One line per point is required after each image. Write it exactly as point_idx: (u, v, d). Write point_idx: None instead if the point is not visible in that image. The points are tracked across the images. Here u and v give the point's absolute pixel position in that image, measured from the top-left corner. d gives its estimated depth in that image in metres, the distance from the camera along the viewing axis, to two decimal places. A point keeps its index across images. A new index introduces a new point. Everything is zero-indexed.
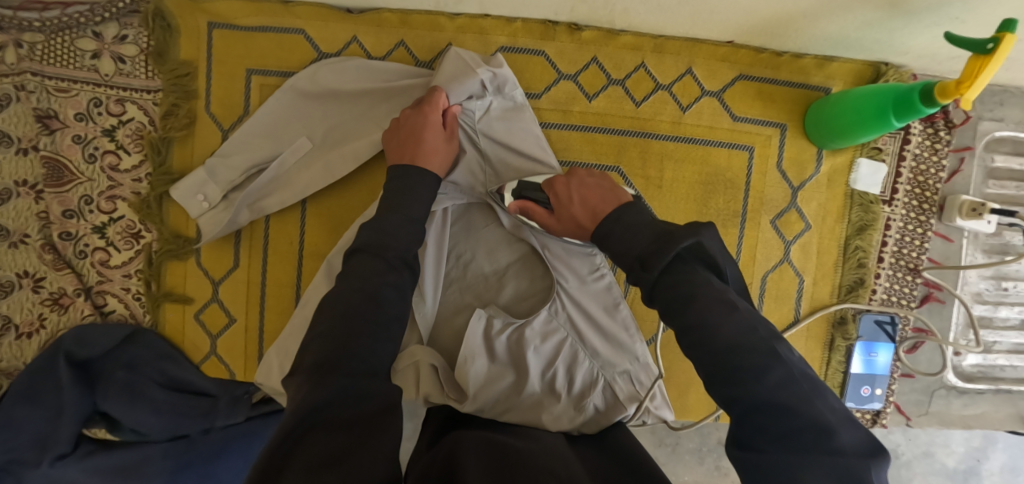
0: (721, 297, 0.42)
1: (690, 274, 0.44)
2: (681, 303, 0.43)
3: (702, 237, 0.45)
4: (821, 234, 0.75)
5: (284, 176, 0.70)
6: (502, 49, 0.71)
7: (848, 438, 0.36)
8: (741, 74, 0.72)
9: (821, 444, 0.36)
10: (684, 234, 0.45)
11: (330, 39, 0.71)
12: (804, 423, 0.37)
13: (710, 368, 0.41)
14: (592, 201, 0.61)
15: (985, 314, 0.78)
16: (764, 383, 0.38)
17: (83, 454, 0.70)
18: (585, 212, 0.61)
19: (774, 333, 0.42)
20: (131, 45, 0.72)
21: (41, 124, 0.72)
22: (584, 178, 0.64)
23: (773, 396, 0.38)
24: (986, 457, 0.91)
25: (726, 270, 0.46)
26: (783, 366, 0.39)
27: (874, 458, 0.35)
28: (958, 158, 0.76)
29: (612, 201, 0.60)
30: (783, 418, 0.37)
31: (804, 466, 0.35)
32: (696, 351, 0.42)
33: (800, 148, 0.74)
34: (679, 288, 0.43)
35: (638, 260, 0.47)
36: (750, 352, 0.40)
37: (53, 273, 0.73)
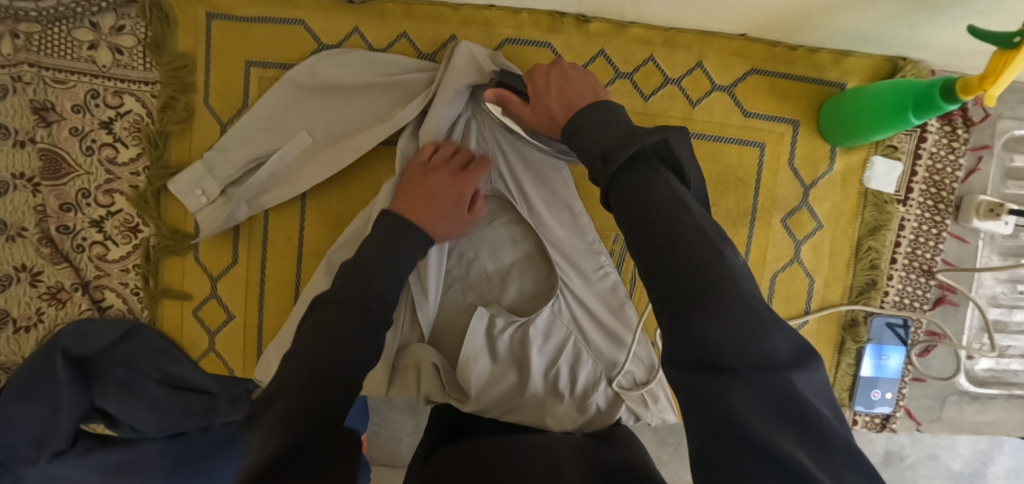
0: (672, 196, 0.38)
1: (646, 177, 0.39)
2: (636, 208, 0.38)
3: (668, 136, 0.41)
4: (833, 234, 0.73)
5: (283, 171, 0.69)
6: (507, 42, 0.69)
7: (790, 345, 0.32)
8: (753, 69, 0.69)
9: (763, 350, 0.31)
10: (649, 132, 0.41)
11: (331, 31, 0.69)
12: (749, 329, 0.31)
13: (654, 269, 0.36)
14: (568, 92, 0.55)
15: (1000, 318, 0.76)
16: (705, 286, 0.33)
17: (82, 451, 0.69)
18: (558, 104, 0.55)
19: (720, 236, 0.37)
20: (128, 36, 0.70)
21: (38, 116, 0.71)
22: (568, 69, 0.58)
23: (718, 297, 0.32)
24: (992, 460, 0.90)
25: (691, 176, 0.42)
26: (725, 268, 0.34)
27: (812, 368, 0.32)
28: (976, 158, 0.73)
29: (590, 95, 0.53)
30: (726, 319, 0.31)
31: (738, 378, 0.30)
32: (642, 251, 0.37)
33: (813, 146, 0.72)
34: (632, 192, 0.39)
35: (600, 156, 0.42)
36: (695, 255, 0.34)
37: (51, 267, 0.73)
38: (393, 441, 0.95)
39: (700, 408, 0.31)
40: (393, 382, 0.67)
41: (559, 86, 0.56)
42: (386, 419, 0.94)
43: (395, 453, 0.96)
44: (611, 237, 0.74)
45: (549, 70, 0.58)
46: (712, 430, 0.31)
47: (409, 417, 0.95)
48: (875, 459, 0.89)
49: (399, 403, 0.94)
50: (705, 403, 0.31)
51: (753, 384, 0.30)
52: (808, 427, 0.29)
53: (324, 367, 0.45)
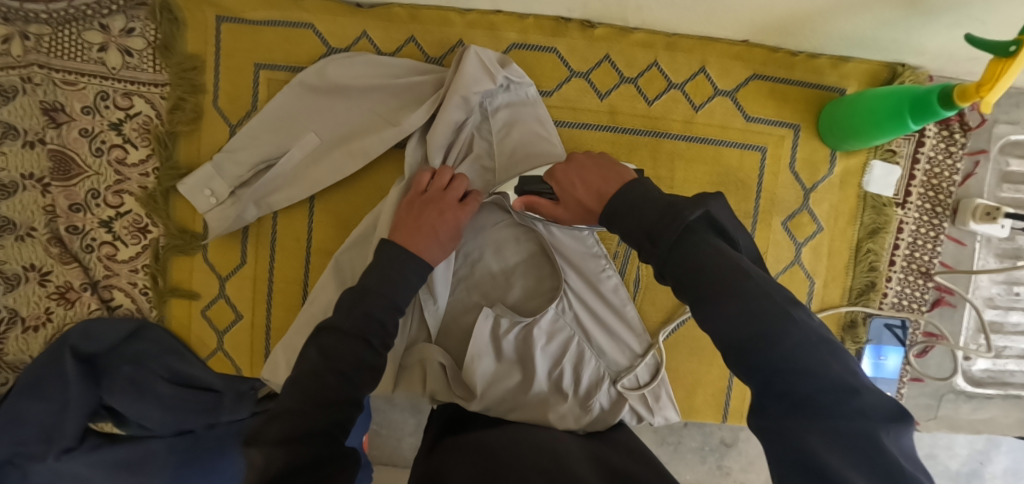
0: (727, 260, 0.37)
1: (696, 244, 0.38)
2: (686, 275, 0.37)
3: (710, 207, 0.40)
4: (832, 235, 0.75)
5: (291, 172, 0.70)
6: (513, 46, 0.70)
7: (871, 403, 0.31)
8: (755, 74, 0.71)
9: (840, 407, 0.30)
10: (691, 204, 0.39)
11: (339, 34, 0.70)
12: (824, 381, 0.31)
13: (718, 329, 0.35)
14: (593, 181, 0.52)
15: (996, 319, 0.78)
16: (772, 341, 0.33)
17: (90, 448, 0.69)
18: (585, 194, 0.53)
19: (789, 298, 0.36)
20: (138, 38, 0.71)
21: (48, 117, 0.72)
22: (585, 158, 0.56)
23: (790, 357, 0.32)
24: (989, 460, 0.91)
25: (735, 237, 0.41)
26: (797, 326, 0.33)
27: (899, 427, 0.30)
28: (972, 162, 0.75)
29: (615, 177, 0.50)
30: (798, 376, 0.31)
31: (815, 432, 0.30)
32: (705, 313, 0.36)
33: (813, 149, 0.73)
34: (683, 263, 0.37)
35: (645, 236, 0.41)
36: (759, 309, 0.34)
37: (60, 267, 0.73)
38: (394, 440, 0.96)
39: (782, 459, 0.31)
40: (399, 381, 0.69)
41: (582, 178, 0.54)
42: (389, 419, 0.95)
43: (397, 452, 0.97)
44: (614, 239, 0.75)
45: (566, 165, 0.57)
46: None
47: (411, 416, 0.96)
48: None
49: (401, 402, 0.95)
50: (786, 455, 0.31)
51: (831, 438, 0.30)
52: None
53: (334, 367, 0.46)
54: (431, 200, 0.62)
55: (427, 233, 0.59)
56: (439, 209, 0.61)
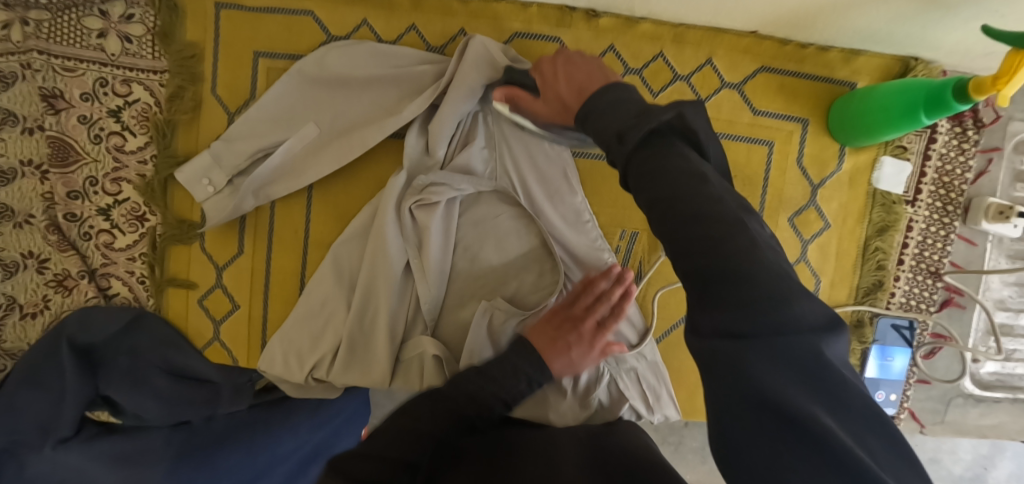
0: (692, 171, 0.36)
1: (667, 152, 0.38)
2: (656, 189, 0.36)
3: (684, 110, 0.39)
4: (840, 234, 0.72)
5: (291, 162, 0.69)
6: (516, 36, 0.69)
7: (812, 315, 0.30)
8: (764, 68, 0.69)
9: (785, 323, 0.29)
10: (664, 108, 0.39)
11: (340, 22, 0.69)
12: (771, 294, 0.30)
13: (676, 241, 0.34)
14: (578, 77, 0.53)
15: (1006, 322, 0.76)
16: (722, 253, 0.31)
17: (87, 437, 0.70)
18: (567, 89, 0.54)
19: (742, 208, 0.35)
20: (137, 25, 0.71)
21: (47, 104, 0.71)
22: (575, 56, 0.57)
23: (740, 274, 0.30)
24: (994, 465, 0.90)
25: (708, 146, 0.40)
26: (746, 235, 0.33)
27: (832, 334, 0.31)
28: (985, 160, 0.73)
29: (599, 79, 0.52)
30: (751, 296, 0.30)
31: (760, 352, 0.29)
32: (668, 229, 0.35)
33: (822, 145, 0.71)
34: (648, 165, 0.38)
35: (615, 135, 0.41)
36: (712, 221, 0.33)
37: (58, 255, 0.73)
38: None
39: (722, 380, 0.30)
40: (395, 373, 0.69)
41: (567, 72, 0.55)
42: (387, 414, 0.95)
43: None
44: (617, 234, 0.72)
45: (556, 59, 0.58)
46: (738, 404, 0.30)
47: None
48: None
49: (400, 397, 0.94)
50: (726, 377, 0.30)
51: (773, 354, 0.29)
52: (826, 391, 0.29)
53: None
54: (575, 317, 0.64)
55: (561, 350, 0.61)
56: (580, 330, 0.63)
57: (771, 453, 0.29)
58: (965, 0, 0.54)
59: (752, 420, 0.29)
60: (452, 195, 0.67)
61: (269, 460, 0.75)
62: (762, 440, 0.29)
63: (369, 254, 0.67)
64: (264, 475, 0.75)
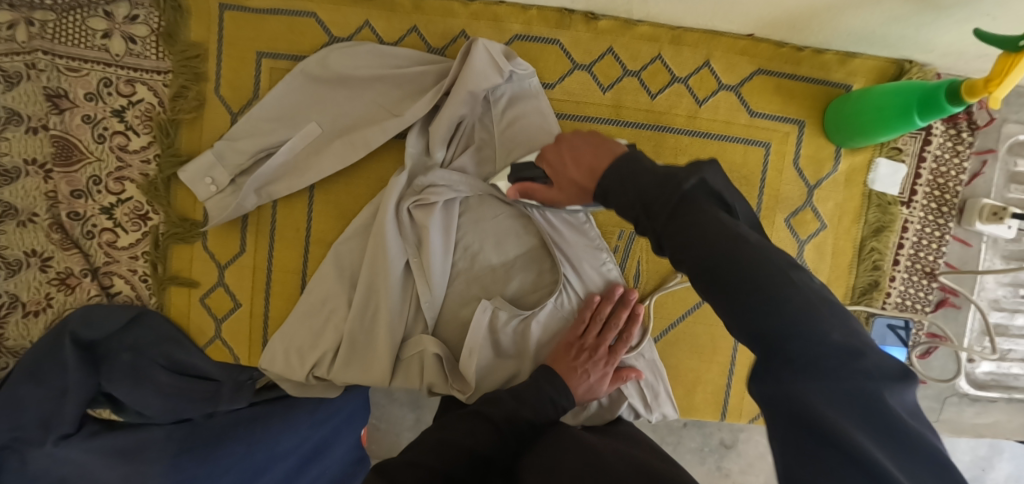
0: (721, 224, 0.35)
1: (695, 212, 0.36)
2: (687, 242, 0.35)
3: (705, 175, 0.39)
4: (836, 234, 0.73)
5: (293, 161, 0.70)
6: (516, 38, 0.69)
7: (879, 364, 0.29)
8: (760, 69, 0.70)
9: (846, 366, 0.29)
10: (686, 173, 0.39)
11: (342, 24, 0.70)
12: (833, 345, 0.29)
13: (719, 288, 0.33)
14: (585, 158, 0.51)
15: (1001, 322, 0.77)
16: (777, 307, 0.30)
17: (87, 434, 0.69)
18: (578, 173, 0.51)
19: (789, 261, 0.33)
20: (142, 26, 0.71)
21: (51, 103, 0.72)
22: (577, 137, 0.54)
23: (791, 318, 0.30)
24: (992, 467, 0.90)
25: (736, 206, 0.38)
26: (799, 288, 0.31)
27: (901, 384, 0.30)
28: (980, 161, 0.74)
29: (607, 152, 0.48)
30: (805, 337, 0.30)
31: (820, 392, 0.28)
32: (707, 279, 0.34)
33: (819, 146, 0.71)
34: (676, 221, 0.37)
35: (642, 208, 0.40)
36: (759, 270, 0.32)
37: (61, 253, 0.74)
38: (393, 435, 0.96)
39: (782, 421, 0.29)
40: (396, 371, 0.70)
41: (574, 156, 0.53)
42: (387, 414, 0.95)
43: (395, 446, 0.97)
44: (614, 234, 0.73)
45: (558, 143, 0.55)
46: (802, 447, 0.28)
47: (410, 412, 0.96)
48: None
49: (400, 397, 0.95)
50: (786, 417, 0.29)
51: (837, 396, 0.28)
52: (896, 442, 0.28)
53: None
54: (587, 345, 0.66)
55: (580, 379, 0.63)
56: (593, 358, 0.65)
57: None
58: (959, 1, 0.55)
59: (818, 466, 0.27)
60: (451, 196, 0.67)
61: (267, 458, 0.73)
62: None
63: (369, 254, 0.68)
64: (262, 473, 0.73)
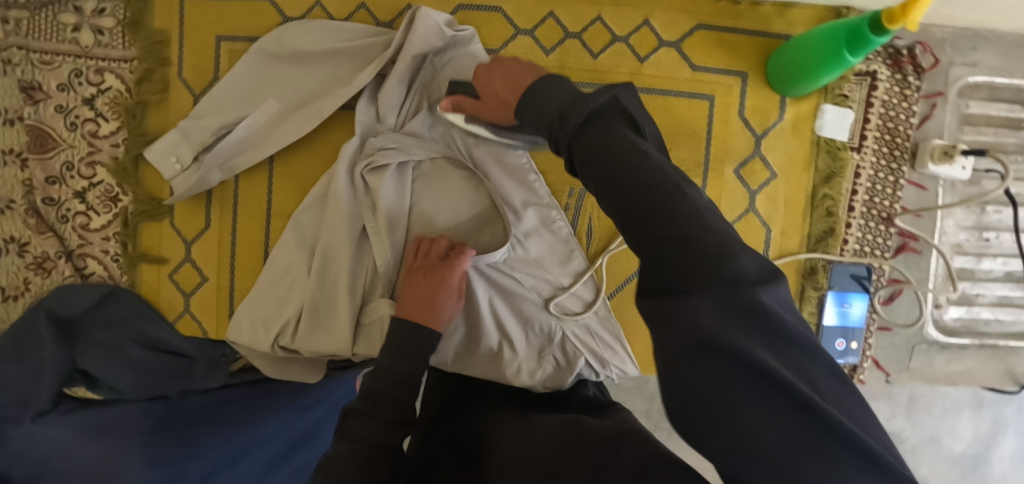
0: (630, 145, 0.37)
1: (603, 126, 0.39)
2: (594, 154, 0.38)
3: (617, 93, 0.42)
4: (787, 183, 0.73)
5: (252, 136, 0.72)
6: (460, 8, 0.72)
7: (751, 266, 0.30)
8: (700, 25, 0.71)
9: (726, 277, 0.29)
10: (598, 92, 0.41)
11: (295, 4, 0.74)
12: (737, 273, 0.29)
13: (643, 234, 0.33)
14: (511, 74, 0.57)
15: (967, 266, 0.76)
16: (688, 245, 0.31)
17: (64, 411, 0.71)
18: (503, 87, 0.57)
19: (682, 178, 0.36)
20: (109, 18, 0.75)
21: (26, 94, 0.75)
22: (506, 58, 0.60)
23: (678, 226, 0.32)
24: (997, 443, 0.95)
25: (646, 126, 0.42)
26: (697, 214, 0.32)
27: (775, 283, 0.31)
28: (929, 104, 0.75)
29: (531, 72, 0.55)
30: (693, 251, 0.30)
31: (737, 321, 0.29)
32: (619, 204, 0.35)
33: (763, 97, 0.72)
34: (593, 140, 0.39)
35: (558, 116, 0.43)
36: (673, 208, 0.32)
37: (37, 238, 0.77)
38: None
39: (717, 363, 0.28)
40: (358, 338, 0.71)
41: (504, 74, 0.58)
42: None
43: None
44: (565, 190, 0.75)
45: (490, 65, 0.60)
46: (740, 387, 0.28)
47: None
48: None
49: None
50: (718, 359, 0.28)
51: (722, 308, 0.29)
52: (781, 343, 0.29)
53: None
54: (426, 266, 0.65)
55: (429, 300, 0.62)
56: (430, 271, 0.64)
57: (738, 404, 0.28)
58: None
59: (720, 377, 0.28)
60: (402, 158, 0.69)
61: (247, 443, 0.78)
62: (783, 430, 0.27)
63: (327, 221, 0.70)
64: (242, 457, 0.78)
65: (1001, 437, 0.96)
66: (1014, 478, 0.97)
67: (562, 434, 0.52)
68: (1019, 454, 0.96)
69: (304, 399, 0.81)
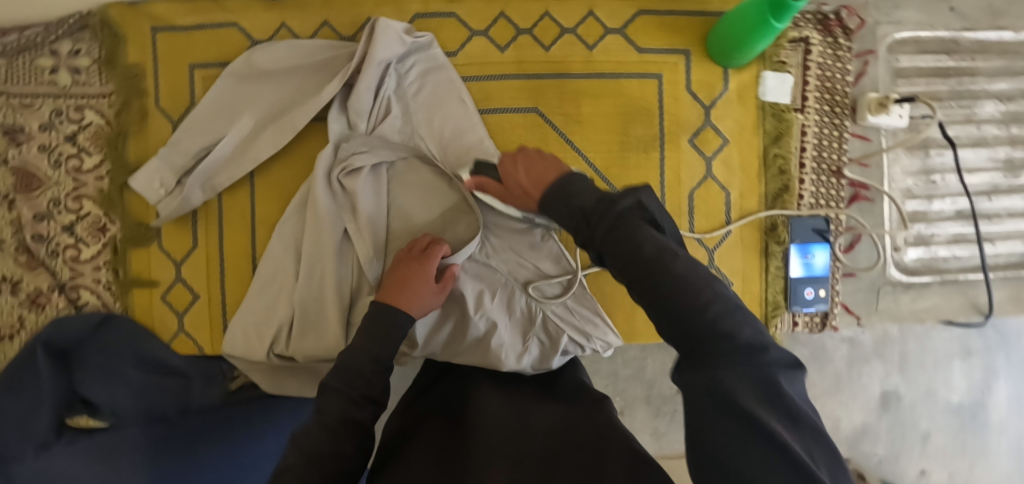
0: (661, 246, 0.42)
1: (629, 227, 0.43)
2: (625, 254, 0.42)
3: (641, 197, 0.46)
4: (740, 148, 0.78)
5: (231, 154, 0.76)
6: (417, 16, 0.77)
7: (777, 358, 0.37)
8: (640, 10, 0.77)
9: (750, 359, 0.36)
10: (624, 194, 0.46)
11: (262, 28, 0.78)
12: (760, 356, 0.36)
13: (675, 319, 0.39)
14: (534, 168, 0.58)
15: (919, 209, 0.82)
16: (721, 329, 0.37)
17: (67, 442, 0.69)
18: (526, 179, 0.59)
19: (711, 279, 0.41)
20: (84, 57, 0.79)
21: (9, 138, 0.78)
22: (533, 150, 0.61)
23: (713, 321, 0.37)
24: (991, 389, 0.99)
25: (667, 226, 0.47)
26: (730, 308, 0.38)
27: (793, 374, 0.37)
28: (862, 62, 0.80)
29: (554, 167, 0.56)
30: (726, 340, 0.37)
31: (750, 385, 0.35)
32: (650, 296, 0.40)
33: (707, 70, 0.77)
34: (620, 241, 0.43)
35: (582, 219, 0.47)
36: (705, 299, 0.38)
37: (29, 274, 0.79)
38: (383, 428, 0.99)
39: (730, 416, 0.34)
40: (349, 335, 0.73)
41: (527, 165, 0.60)
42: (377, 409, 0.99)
43: None
44: None
45: (516, 155, 0.62)
46: (745, 437, 0.33)
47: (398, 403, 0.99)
48: (874, 403, 0.98)
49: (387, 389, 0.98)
50: (733, 413, 0.34)
51: (746, 381, 0.35)
52: (788, 415, 0.35)
53: None
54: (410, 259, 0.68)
55: (411, 288, 0.64)
56: (413, 263, 0.67)
57: (740, 451, 0.33)
58: None
59: (728, 429, 0.34)
60: (375, 161, 0.73)
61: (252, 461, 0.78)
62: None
63: (309, 227, 0.73)
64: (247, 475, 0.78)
65: (994, 383, 0.99)
66: (1013, 421, 1.00)
67: (557, 435, 0.56)
68: (1014, 396, 1.00)
69: (294, 421, 0.85)
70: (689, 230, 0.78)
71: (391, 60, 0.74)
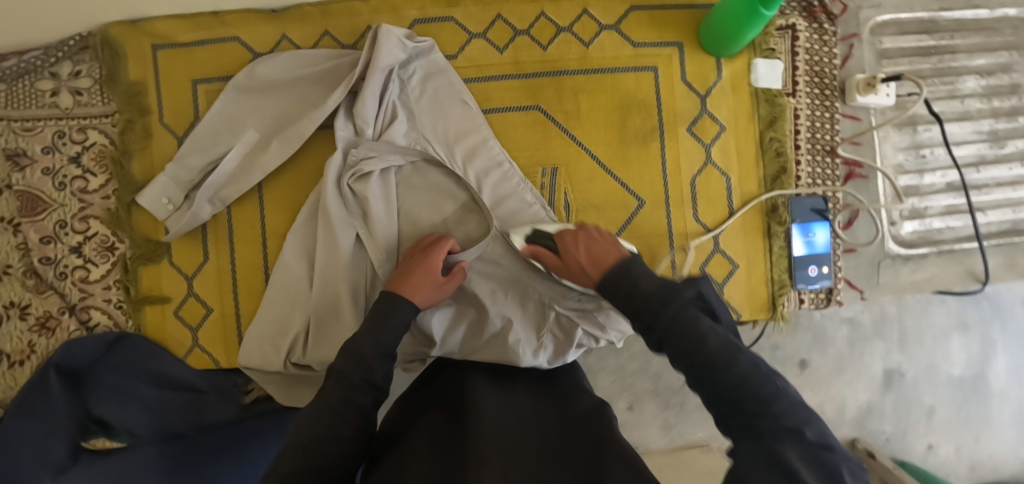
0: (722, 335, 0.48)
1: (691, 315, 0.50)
2: (685, 337, 0.48)
3: (701, 291, 0.56)
4: (736, 135, 0.80)
5: (238, 167, 0.76)
6: (416, 22, 0.79)
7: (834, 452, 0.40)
8: (632, 6, 0.79)
9: (801, 440, 0.40)
10: (688, 288, 0.54)
11: (262, 41, 0.79)
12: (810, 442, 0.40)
13: (727, 400, 0.44)
14: (596, 249, 0.64)
15: (911, 184, 0.84)
16: (771, 410, 0.42)
17: (85, 465, 0.68)
18: (585, 259, 0.64)
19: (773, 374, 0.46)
20: (86, 78, 0.79)
21: (12, 162, 0.78)
22: (594, 230, 0.67)
23: (767, 404, 0.42)
24: (990, 361, 1.02)
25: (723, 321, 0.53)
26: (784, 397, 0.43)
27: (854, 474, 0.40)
28: (847, 46, 0.83)
29: (614, 252, 0.63)
30: (777, 420, 0.41)
31: (798, 460, 0.39)
32: (703, 376, 0.46)
33: (700, 61, 0.80)
34: (680, 324, 0.49)
35: (647, 309, 0.53)
36: (760, 384, 0.43)
37: (37, 298, 0.78)
38: None
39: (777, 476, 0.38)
40: None
41: (588, 244, 0.66)
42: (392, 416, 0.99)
43: None
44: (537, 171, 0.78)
45: (577, 232, 0.68)
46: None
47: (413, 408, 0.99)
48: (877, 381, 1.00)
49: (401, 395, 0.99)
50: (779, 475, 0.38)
51: (796, 453, 0.40)
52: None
53: None
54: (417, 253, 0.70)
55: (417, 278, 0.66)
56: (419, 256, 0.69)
57: None
58: None
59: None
60: (384, 166, 0.74)
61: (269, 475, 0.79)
62: None
63: (321, 234, 0.74)
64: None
65: (993, 354, 1.02)
66: (1014, 391, 1.03)
67: (561, 436, 0.54)
68: (1013, 366, 1.02)
69: None
70: (692, 216, 0.80)
71: (394, 66, 0.75)
